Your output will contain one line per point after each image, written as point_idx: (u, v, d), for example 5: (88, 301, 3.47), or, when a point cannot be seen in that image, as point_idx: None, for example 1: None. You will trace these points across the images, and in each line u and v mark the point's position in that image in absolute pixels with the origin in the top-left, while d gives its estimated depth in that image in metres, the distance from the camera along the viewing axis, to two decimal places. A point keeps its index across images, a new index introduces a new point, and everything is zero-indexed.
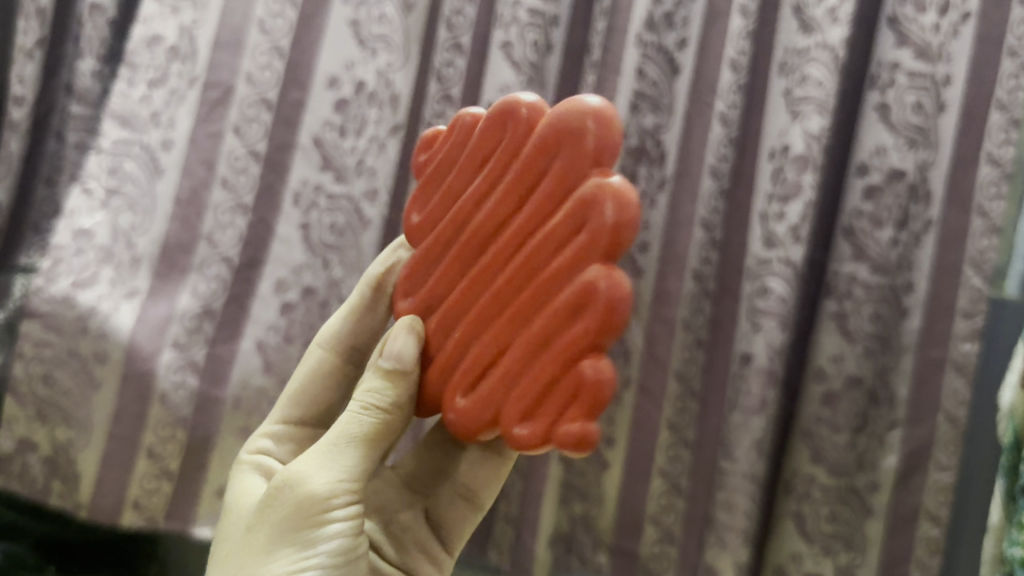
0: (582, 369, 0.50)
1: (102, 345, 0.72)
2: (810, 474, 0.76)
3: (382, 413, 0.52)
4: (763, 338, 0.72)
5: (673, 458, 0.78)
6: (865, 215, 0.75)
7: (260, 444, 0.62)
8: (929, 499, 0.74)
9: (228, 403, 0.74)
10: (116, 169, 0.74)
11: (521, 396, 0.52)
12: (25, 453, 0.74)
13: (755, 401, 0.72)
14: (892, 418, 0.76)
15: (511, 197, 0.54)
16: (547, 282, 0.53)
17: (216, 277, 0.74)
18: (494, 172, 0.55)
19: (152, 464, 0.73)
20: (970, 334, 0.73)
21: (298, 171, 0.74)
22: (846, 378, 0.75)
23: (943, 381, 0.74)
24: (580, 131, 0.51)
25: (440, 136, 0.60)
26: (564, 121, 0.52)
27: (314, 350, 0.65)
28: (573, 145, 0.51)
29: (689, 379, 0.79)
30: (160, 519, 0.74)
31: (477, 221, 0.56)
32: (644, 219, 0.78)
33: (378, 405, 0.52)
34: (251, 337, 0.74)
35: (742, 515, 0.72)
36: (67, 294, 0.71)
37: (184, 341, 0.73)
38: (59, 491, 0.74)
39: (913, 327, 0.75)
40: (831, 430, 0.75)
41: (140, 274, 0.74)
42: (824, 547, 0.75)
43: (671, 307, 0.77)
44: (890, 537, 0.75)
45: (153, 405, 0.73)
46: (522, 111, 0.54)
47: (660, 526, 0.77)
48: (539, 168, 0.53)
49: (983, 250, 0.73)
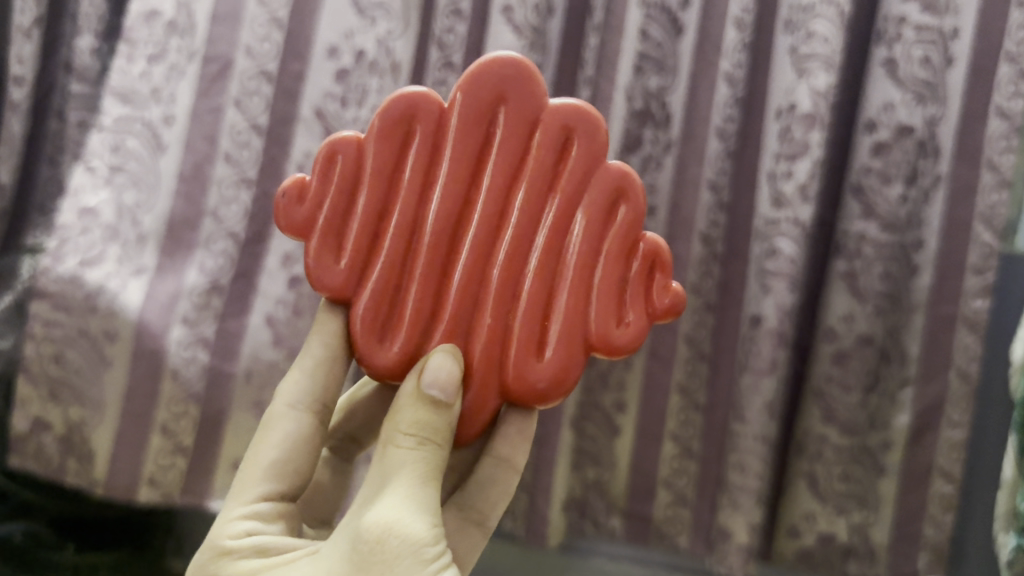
0: (618, 326, 0.54)
1: (112, 324, 0.72)
2: (821, 435, 0.77)
3: (438, 448, 0.47)
4: (773, 300, 0.72)
5: (685, 422, 0.79)
6: (873, 172, 0.74)
7: (244, 526, 0.49)
8: (941, 455, 0.76)
9: (238, 377, 0.74)
10: (119, 147, 0.74)
11: (559, 361, 0.53)
12: (40, 433, 0.75)
13: (765, 363, 0.72)
14: (903, 376, 0.77)
15: (457, 186, 0.53)
16: (550, 260, 0.54)
17: (223, 253, 0.73)
18: (419, 173, 0.53)
19: (166, 441, 0.73)
20: (982, 290, 0.73)
21: (300, 143, 0.73)
22: (857, 338, 0.75)
23: (954, 337, 0.74)
24: (552, 124, 0.53)
25: (311, 184, 0.53)
26: (479, 86, 0.53)
27: (283, 416, 0.54)
28: (512, 96, 0.53)
29: (699, 343, 0.79)
30: (176, 494, 0.75)
31: (426, 228, 0.53)
32: (650, 180, 0.76)
33: (429, 433, 0.47)
34: (260, 312, 0.73)
35: (755, 475, 0.73)
36: (75, 273, 0.72)
37: (193, 317, 0.72)
38: (74, 470, 0.75)
39: (924, 284, 0.75)
40: (841, 390, 0.76)
41: (146, 251, 0.74)
42: (838, 506, 0.77)
43: (682, 271, 0.77)
44: (903, 495, 0.77)
45: (165, 381, 0.72)
46: (435, 105, 0.53)
47: (673, 489, 0.79)
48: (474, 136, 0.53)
49: (994, 205, 0.73)
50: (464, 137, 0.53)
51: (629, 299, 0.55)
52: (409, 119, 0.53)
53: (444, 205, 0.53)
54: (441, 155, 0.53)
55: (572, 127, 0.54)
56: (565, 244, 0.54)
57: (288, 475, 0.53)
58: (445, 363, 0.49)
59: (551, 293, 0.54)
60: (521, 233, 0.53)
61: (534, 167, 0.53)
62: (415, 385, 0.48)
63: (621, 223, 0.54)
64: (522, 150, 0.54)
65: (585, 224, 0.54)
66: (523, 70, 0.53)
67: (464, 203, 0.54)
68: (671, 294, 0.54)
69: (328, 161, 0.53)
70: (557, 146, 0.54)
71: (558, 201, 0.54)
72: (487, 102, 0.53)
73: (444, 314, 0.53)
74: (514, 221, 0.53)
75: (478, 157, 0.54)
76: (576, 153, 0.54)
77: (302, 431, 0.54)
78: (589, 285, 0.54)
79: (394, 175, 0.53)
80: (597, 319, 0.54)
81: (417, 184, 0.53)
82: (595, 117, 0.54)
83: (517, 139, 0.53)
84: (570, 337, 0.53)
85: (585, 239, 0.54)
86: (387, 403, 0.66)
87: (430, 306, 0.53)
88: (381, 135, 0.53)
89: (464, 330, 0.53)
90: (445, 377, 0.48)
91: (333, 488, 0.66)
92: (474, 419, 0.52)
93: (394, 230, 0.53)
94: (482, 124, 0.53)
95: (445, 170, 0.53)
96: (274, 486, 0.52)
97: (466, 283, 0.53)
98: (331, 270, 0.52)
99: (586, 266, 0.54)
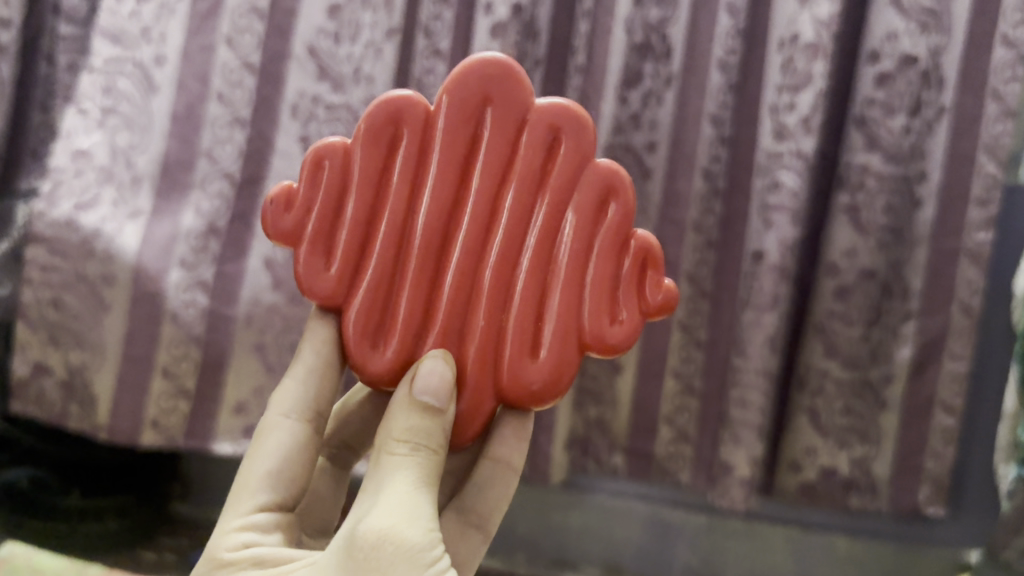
0: (614, 324, 0.51)
1: (110, 267, 0.71)
2: (823, 369, 0.76)
3: (434, 452, 0.44)
4: (775, 235, 0.71)
5: (686, 360, 0.79)
6: (876, 103, 0.73)
7: (240, 538, 0.46)
8: (942, 389, 0.76)
9: (239, 320, 0.73)
10: (110, 88, 0.72)
11: (555, 362, 0.50)
12: (41, 378, 0.74)
13: (766, 298, 0.72)
14: (904, 311, 0.76)
15: (445, 190, 0.50)
16: (541, 262, 0.50)
17: (219, 194, 0.72)
18: (407, 175, 0.50)
19: (168, 384, 0.73)
20: (985, 223, 0.73)
21: (293, 83, 0.72)
22: (859, 272, 0.75)
23: (957, 271, 0.74)
24: (538, 122, 0.50)
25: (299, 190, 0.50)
26: (466, 86, 0.50)
27: (278, 422, 0.50)
28: (500, 95, 0.50)
29: (701, 281, 0.79)
30: (179, 438, 0.74)
31: (416, 234, 0.50)
32: (651, 117, 0.76)
33: (424, 439, 0.44)
34: (258, 254, 0.73)
35: (757, 411, 0.73)
36: (70, 217, 0.71)
37: (191, 260, 0.72)
38: (77, 414, 0.74)
39: (927, 217, 0.75)
40: (844, 324, 0.75)
41: (142, 194, 0.73)
42: (839, 441, 0.77)
43: (682, 209, 0.77)
44: (905, 430, 0.77)
45: (164, 325, 0.72)
46: (421, 109, 0.51)
47: (675, 426, 0.79)
48: (462, 135, 0.50)
49: (998, 135, 0.72)
50: (451, 137, 0.50)
51: (622, 296, 0.51)
52: (396, 121, 0.50)
53: (433, 210, 0.50)
54: (429, 157, 0.51)
55: (559, 126, 0.51)
56: (555, 244, 0.51)
57: (285, 483, 0.49)
58: (438, 368, 0.46)
59: (542, 296, 0.51)
60: (511, 234, 0.50)
61: (522, 169, 0.50)
62: (407, 392, 0.45)
63: (612, 221, 0.51)
64: (511, 148, 0.51)
65: (575, 224, 0.50)
66: (506, 69, 0.50)
67: (452, 208, 0.51)
68: (664, 290, 0.51)
69: (315, 168, 0.50)
70: (544, 146, 0.51)
71: (548, 200, 0.50)
72: (475, 101, 0.50)
73: (437, 319, 0.50)
74: (502, 223, 0.50)
75: (465, 161, 0.51)
76: (564, 153, 0.51)
77: (298, 438, 0.50)
78: (582, 285, 0.51)
79: (381, 180, 0.51)
80: (591, 317, 0.50)
81: (405, 189, 0.50)
82: (582, 117, 0.51)
83: (504, 141, 0.50)
84: (563, 340, 0.50)
85: (576, 239, 0.50)
86: (381, 409, 0.61)
87: (422, 313, 0.50)
88: (367, 139, 0.50)
89: (456, 335, 0.50)
90: (438, 376, 0.46)
91: (332, 502, 0.61)
92: (469, 422, 0.49)
93: (383, 237, 0.50)
94: (471, 124, 0.50)
95: (433, 175, 0.50)
96: (271, 498, 0.48)
97: (457, 285, 0.50)
98: (320, 276, 0.49)
99: (577, 266, 0.50)
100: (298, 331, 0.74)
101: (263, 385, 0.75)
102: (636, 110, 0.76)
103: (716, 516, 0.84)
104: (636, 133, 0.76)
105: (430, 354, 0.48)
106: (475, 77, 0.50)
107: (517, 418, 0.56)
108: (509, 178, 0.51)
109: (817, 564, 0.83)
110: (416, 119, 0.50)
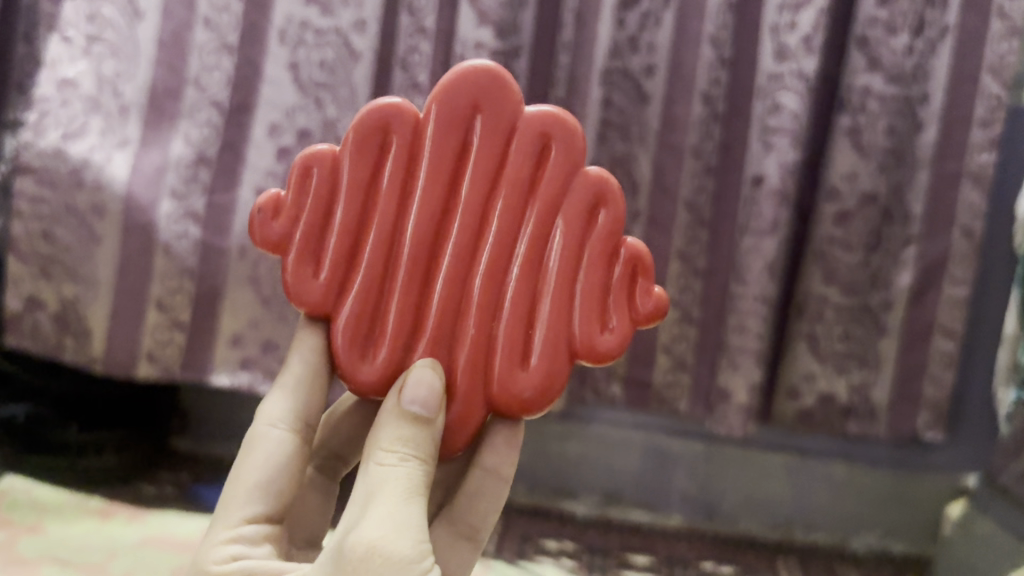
0: (607, 333, 0.46)
1: (99, 198, 0.71)
2: (822, 295, 0.76)
3: (424, 464, 0.39)
4: (774, 158, 0.70)
5: (684, 289, 0.78)
6: (879, 23, 0.71)
7: (229, 551, 0.40)
8: (943, 313, 0.76)
9: (232, 252, 0.73)
10: (94, 15, 0.70)
11: (548, 372, 0.45)
12: (35, 311, 0.73)
13: (766, 223, 0.71)
14: (905, 235, 0.75)
15: (433, 196, 0.45)
16: (532, 272, 0.46)
17: (207, 123, 0.71)
18: (393, 181, 0.45)
19: (162, 316, 0.72)
20: (988, 144, 0.72)
21: (281, 6, 0.70)
22: (859, 197, 0.73)
23: (959, 195, 0.74)
24: (527, 128, 0.46)
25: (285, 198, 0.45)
26: (455, 90, 0.45)
27: (265, 432, 0.43)
28: (490, 101, 0.45)
29: (700, 209, 0.77)
30: (176, 370, 0.74)
31: (404, 242, 0.45)
32: (649, 40, 0.74)
33: (417, 449, 0.39)
34: (250, 185, 0.72)
35: (755, 337, 0.73)
36: (58, 147, 0.70)
37: (182, 190, 0.71)
38: (71, 347, 0.74)
39: (929, 139, 0.73)
40: (843, 249, 0.75)
41: (130, 123, 0.71)
42: (838, 367, 0.77)
43: (681, 134, 0.75)
44: (905, 354, 0.77)
45: (157, 256, 0.71)
46: (409, 115, 0.46)
47: (673, 354, 0.79)
48: (451, 140, 0.45)
49: (1003, 54, 0.71)
50: (439, 141, 0.45)
51: (615, 305, 0.46)
52: (381, 125, 0.45)
53: (421, 219, 0.45)
54: (417, 165, 0.46)
55: (550, 131, 0.46)
56: (547, 252, 0.46)
57: (275, 493, 0.42)
58: (427, 376, 0.42)
59: (533, 307, 0.46)
60: (500, 242, 0.45)
61: (511, 175, 0.46)
62: (395, 401, 0.41)
63: (605, 230, 0.46)
64: (500, 153, 0.46)
65: (566, 232, 0.46)
66: (497, 75, 0.45)
67: (441, 216, 0.46)
68: (654, 297, 0.46)
69: (302, 175, 0.45)
70: (534, 152, 0.46)
71: (539, 206, 0.46)
72: (463, 105, 0.45)
73: (427, 329, 0.45)
74: (492, 231, 0.46)
75: (454, 169, 0.46)
76: (554, 161, 0.46)
77: (286, 449, 0.43)
78: (574, 295, 0.46)
79: (368, 188, 0.45)
80: (585, 328, 0.46)
81: (393, 198, 0.45)
82: (572, 124, 0.46)
83: (494, 148, 0.46)
84: (556, 351, 0.45)
85: (568, 248, 0.46)
86: (371, 417, 0.52)
87: (410, 327, 0.45)
88: (355, 145, 0.45)
89: (447, 346, 0.45)
90: (428, 391, 0.41)
91: (322, 519, 0.53)
92: (455, 437, 0.44)
93: (372, 246, 0.45)
94: (461, 128, 0.45)
95: (421, 183, 0.45)
96: (259, 509, 0.41)
97: (446, 296, 0.45)
98: (305, 283, 0.44)
99: (568, 276, 0.46)
100: None
101: (257, 317, 0.74)
102: (634, 33, 0.74)
103: (715, 444, 0.85)
104: (634, 57, 0.74)
105: (419, 363, 0.43)
106: (464, 80, 0.45)
107: (508, 427, 0.48)
108: (499, 182, 0.46)
109: (817, 489, 0.84)
110: (406, 126, 0.45)
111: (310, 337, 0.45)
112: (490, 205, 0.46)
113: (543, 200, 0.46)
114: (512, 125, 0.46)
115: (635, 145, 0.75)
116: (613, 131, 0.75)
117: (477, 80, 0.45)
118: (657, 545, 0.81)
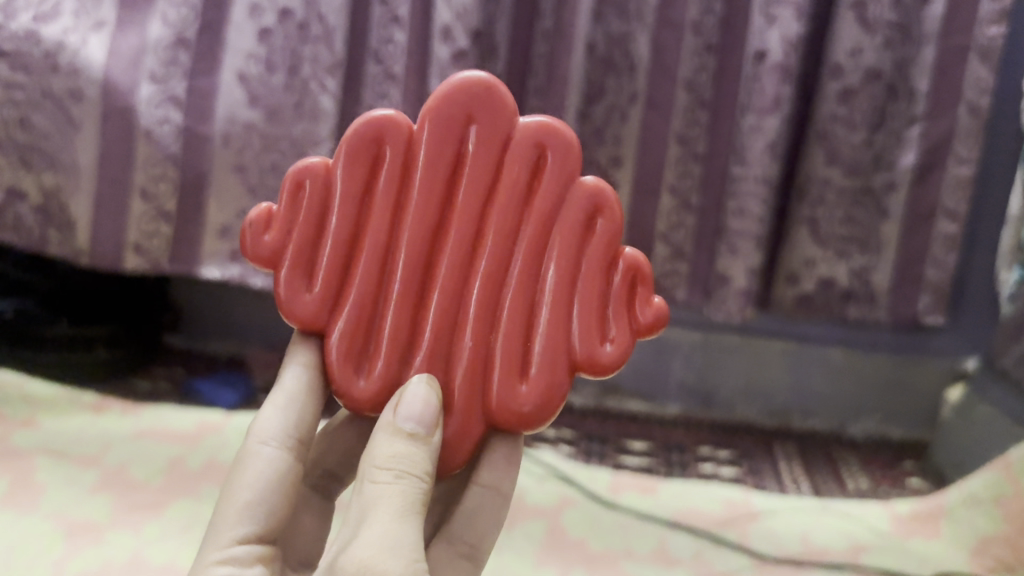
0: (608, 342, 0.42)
1: (76, 83, 0.68)
2: (824, 178, 0.74)
3: (425, 483, 0.35)
4: (778, 31, 0.67)
5: (682, 175, 0.75)
6: None
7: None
8: (947, 193, 0.74)
9: (216, 139, 0.70)
10: None
11: (547, 384, 0.41)
12: (16, 203, 0.72)
13: (768, 100, 0.69)
14: (909, 114, 0.72)
15: (426, 207, 0.42)
16: (529, 286, 0.42)
17: (186, 3, 0.67)
18: (385, 195, 0.42)
19: (148, 206, 0.71)
20: (997, 16, 0.69)
21: None
22: (863, 73, 0.70)
23: (966, 68, 0.70)
24: (521, 138, 0.42)
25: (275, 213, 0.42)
26: (445, 100, 0.41)
27: (257, 448, 0.40)
28: (480, 108, 0.42)
29: (700, 89, 0.73)
30: (164, 262, 0.73)
31: (398, 256, 0.42)
32: None
33: (416, 468, 0.35)
34: (231, 69, 0.69)
35: (755, 220, 0.72)
36: (31, 30, 0.67)
37: (161, 74, 0.68)
38: (57, 240, 0.73)
39: (936, 12, 0.69)
40: (847, 129, 0.72)
41: (104, 4, 0.68)
42: (838, 251, 0.76)
43: (679, 9, 0.70)
44: (907, 237, 0.76)
45: (139, 144, 0.69)
46: (402, 128, 0.42)
47: (670, 243, 0.77)
48: (443, 151, 0.42)
49: None
50: (431, 151, 0.42)
51: (614, 316, 0.42)
52: (372, 139, 0.42)
53: (413, 234, 0.42)
54: (411, 178, 0.42)
55: (545, 141, 0.42)
56: (545, 264, 0.42)
57: (269, 517, 0.38)
58: (422, 391, 0.38)
59: (530, 321, 0.42)
60: (494, 258, 0.42)
61: (506, 188, 0.42)
62: (390, 417, 0.37)
63: (603, 242, 0.42)
64: (494, 160, 0.42)
65: (562, 245, 0.42)
66: (489, 87, 0.42)
67: (435, 231, 0.42)
68: (652, 307, 0.42)
69: (294, 189, 0.42)
70: (529, 158, 0.42)
71: (536, 214, 0.42)
72: (455, 115, 0.42)
73: (424, 342, 0.42)
74: (486, 245, 0.42)
75: (447, 183, 0.42)
76: (549, 175, 0.42)
77: (281, 469, 0.40)
78: (573, 309, 0.42)
79: (361, 203, 0.42)
80: (585, 343, 0.42)
81: (386, 213, 0.42)
82: (569, 135, 0.42)
83: (488, 161, 0.42)
84: (555, 367, 0.41)
85: (564, 261, 0.42)
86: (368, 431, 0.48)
87: (406, 344, 0.42)
88: (346, 158, 0.42)
89: (443, 362, 0.42)
90: (426, 406, 0.38)
91: (316, 543, 0.47)
92: (453, 452, 0.40)
93: (365, 261, 0.42)
94: (453, 135, 0.42)
95: (414, 198, 0.42)
96: (251, 532, 0.38)
97: (442, 310, 0.42)
98: (296, 298, 0.41)
99: (566, 290, 0.42)
100: (277, 151, 0.71)
101: (245, 207, 0.73)
102: None
103: (713, 332, 0.84)
104: None
105: (412, 380, 0.40)
106: (453, 88, 0.41)
107: (507, 446, 0.43)
108: (494, 192, 0.42)
109: (815, 375, 0.84)
110: (400, 140, 0.42)
111: (303, 353, 0.42)
112: (485, 216, 0.42)
113: (540, 208, 0.42)
114: (505, 132, 0.42)
115: (633, 23, 0.71)
116: (608, 9, 0.71)
117: (467, 90, 0.42)
118: (655, 432, 0.81)
